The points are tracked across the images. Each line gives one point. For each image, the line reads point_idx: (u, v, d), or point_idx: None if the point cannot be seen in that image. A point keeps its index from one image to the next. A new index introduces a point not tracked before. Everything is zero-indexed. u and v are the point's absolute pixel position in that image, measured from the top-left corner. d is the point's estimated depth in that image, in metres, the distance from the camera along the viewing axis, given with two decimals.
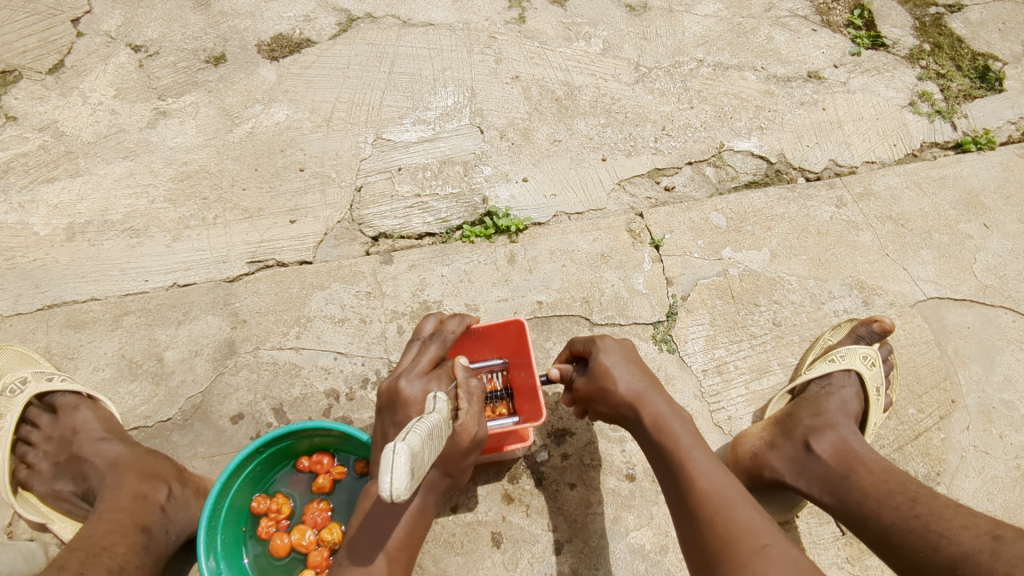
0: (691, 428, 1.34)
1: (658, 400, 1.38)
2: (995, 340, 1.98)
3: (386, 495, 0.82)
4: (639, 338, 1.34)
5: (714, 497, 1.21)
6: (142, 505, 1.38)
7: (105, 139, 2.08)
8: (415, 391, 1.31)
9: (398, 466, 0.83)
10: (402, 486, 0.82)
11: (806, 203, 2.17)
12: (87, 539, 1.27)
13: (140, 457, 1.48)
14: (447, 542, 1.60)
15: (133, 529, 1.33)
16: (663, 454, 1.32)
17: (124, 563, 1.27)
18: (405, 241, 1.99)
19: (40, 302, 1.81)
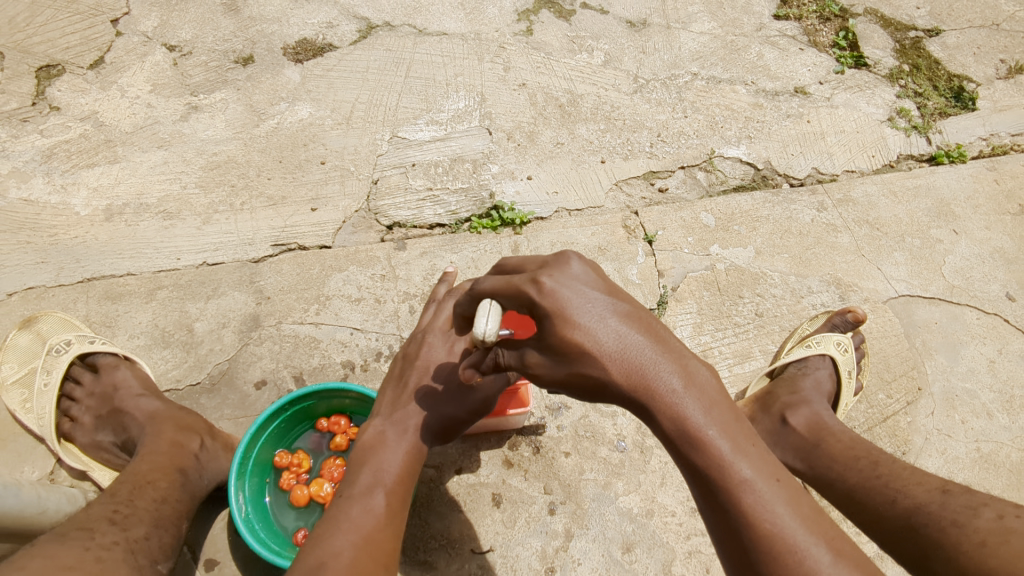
0: (701, 399, 1.01)
1: (670, 379, 1.02)
2: (960, 335, 2.14)
3: (480, 336, 1.10)
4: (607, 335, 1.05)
5: (738, 483, 0.95)
6: (178, 452, 1.52)
7: (142, 130, 2.24)
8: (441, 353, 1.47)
9: (492, 313, 1.12)
10: (494, 330, 1.11)
11: (789, 206, 2.34)
12: (133, 475, 1.45)
13: (175, 412, 1.61)
14: (452, 500, 1.75)
15: (172, 469, 1.49)
16: (688, 458, 0.99)
17: (165, 496, 1.44)
18: (418, 230, 2.15)
19: (80, 275, 1.95)
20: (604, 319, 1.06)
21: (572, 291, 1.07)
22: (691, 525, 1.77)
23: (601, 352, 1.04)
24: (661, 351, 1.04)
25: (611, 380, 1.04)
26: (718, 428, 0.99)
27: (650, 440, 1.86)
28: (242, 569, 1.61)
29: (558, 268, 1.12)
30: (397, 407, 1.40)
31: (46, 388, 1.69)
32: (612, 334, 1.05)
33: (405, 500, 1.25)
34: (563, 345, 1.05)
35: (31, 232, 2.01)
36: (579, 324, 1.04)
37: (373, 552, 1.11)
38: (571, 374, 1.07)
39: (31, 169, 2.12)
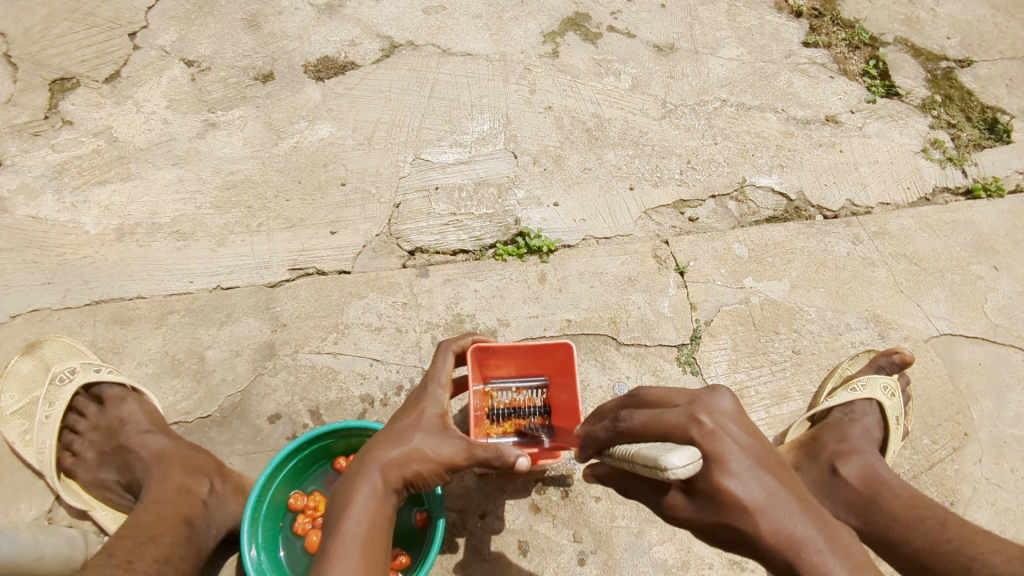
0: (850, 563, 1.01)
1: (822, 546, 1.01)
2: (1006, 378, 2.04)
3: (668, 470, 0.98)
4: (754, 492, 1.05)
5: None
6: (186, 498, 1.40)
7: (157, 147, 2.16)
8: (430, 404, 1.35)
9: (689, 461, 0.99)
10: (678, 470, 0.98)
11: (824, 238, 2.26)
12: (135, 528, 1.29)
13: (184, 452, 1.50)
14: (476, 548, 1.64)
15: (178, 520, 1.34)
16: None
17: (168, 555, 1.27)
18: (441, 257, 2.06)
19: (88, 297, 1.86)
20: (759, 476, 1.06)
21: (727, 436, 1.06)
22: None
23: (755, 512, 1.03)
24: (815, 527, 1.04)
25: (761, 542, 1.03)
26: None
27: None
28: None
29: (712, 405, 1.11)
30: (358, 454, 1.27)
31: (47, 420, 1.58)
32: (769, 494, 1.05)
33: (368, 558, 1.12)
34: (714, 494, 1.05)
35: (37, 251, 1.91)
36: (738, 479, 1.04)
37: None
38: (719, 523, 1.06)
39: (40, 185, 2.04)
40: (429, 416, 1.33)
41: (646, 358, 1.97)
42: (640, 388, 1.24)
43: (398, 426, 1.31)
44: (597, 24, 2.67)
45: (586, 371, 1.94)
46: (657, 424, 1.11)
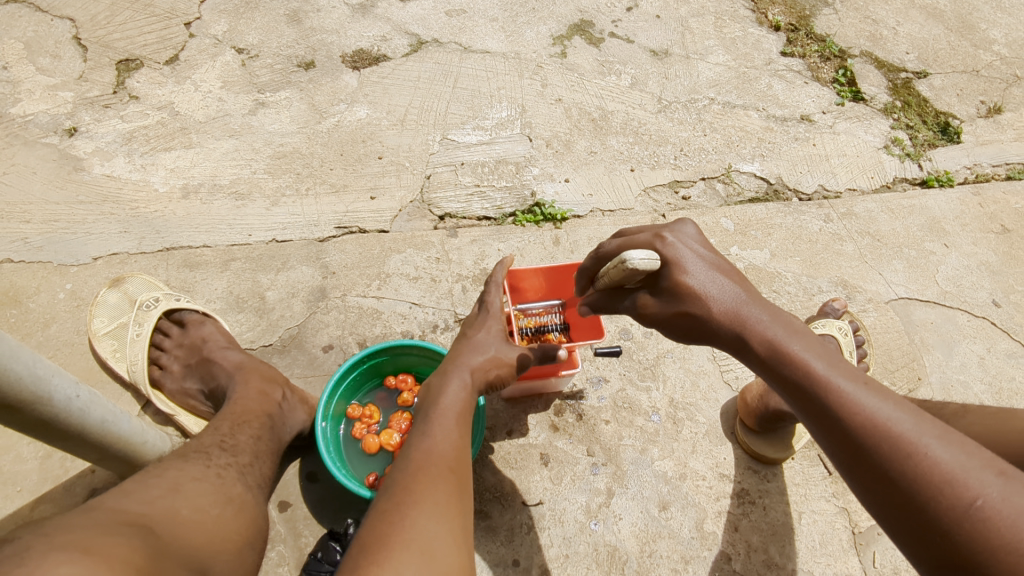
0: (789, 326, 1.18)
1: (768, 316, 1.20)
2: (953, 334, 2.38)
3: (629, 261, 1.23)
4: (707, 281, 1.26)
5: (828, 383, 1.05)
6: (265, 399, 1.63)
7: (214, 120, 2.43)
8: (494, 325, 1.61)
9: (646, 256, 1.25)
10: (638, 261, 1.23)
11: (799, 217, 2.59)
12: (231, 415, 1.54)
13: (259, 365, 1.74)
14: (504, 458, 1.91)
15: (262, 414, 1.58)
16: (785, 381, 1.12)
17: (259, 434, 1.53)
18: (468, 221, 2.35)
19: (160, 244, 2.11)
20: (716, 276, 1.27)
21: (686, 248, 1.29)
22: (720, 488, 1.95)
23: (707, 295, 1.25)
24: (757, 305, 1.22)
25: (713, 320, 1.24)
26: (802, 344, 1.14)
27: (682, 412, 2.06)
28: (312, 512, 1.74)
29: (677, 230, 1.34)
30: (445, 360, 1.51)
31: (138, 337, 1.82)
32: (724, 287, 1.25)
33: (461, 428, 1.35)
34: (675, 289, 1.27)
35: (114, 204, 2.16)
36: (693, 274, 1.26)
37: (433, 470, 1.22)
38: (680, 313, 1.28)
39: (113, 149, 2.29)
40: (495, 333, 1.60)
41: None
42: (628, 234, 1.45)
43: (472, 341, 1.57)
44: (600, 30, 3.01)
45: None
46: (628, 244, 1.32)
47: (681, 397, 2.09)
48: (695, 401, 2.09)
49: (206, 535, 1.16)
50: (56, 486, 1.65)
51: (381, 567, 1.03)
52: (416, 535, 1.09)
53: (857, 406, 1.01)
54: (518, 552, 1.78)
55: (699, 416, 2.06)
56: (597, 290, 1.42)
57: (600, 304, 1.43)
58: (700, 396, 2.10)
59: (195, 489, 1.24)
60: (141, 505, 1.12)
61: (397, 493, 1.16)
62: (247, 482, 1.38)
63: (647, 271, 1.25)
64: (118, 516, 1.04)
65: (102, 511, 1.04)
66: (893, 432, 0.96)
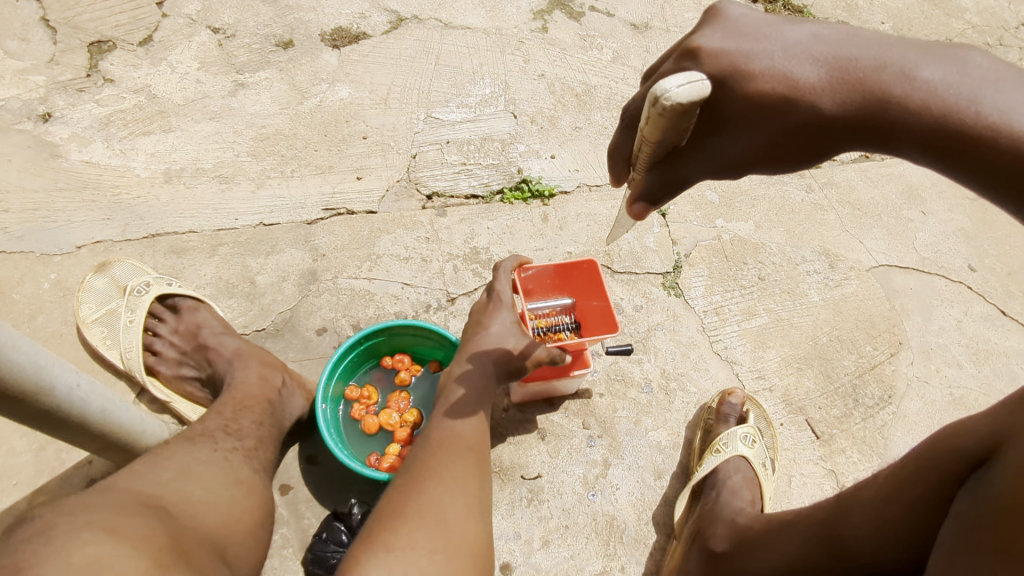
0: (931, 84, 0.99)
1: (905, 81, 0.99)
2: (932, 299, 2.44)
3: (666, 91, 0.90)
4: (805, 73, 1.00)
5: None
6: (266, 384, 1.63)
7: (193, 103, 2.38)
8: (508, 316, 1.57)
9: (688, 81, 0.92)
10: (674, 89, 0.91)
11: (781, 187, 2.63)
12: (233, 401, 1.54)
13: (257, 349, 1.73)
14: (502, 434, 1.93)
15: (264, 400, 1.58)
16: (976, 137, 0.97)
17: (261, 419, 1.53)
18: (455, 200, 2.34)
19: (145, 231, 2.07)
20: (806, 54, 1.01)
21: (742, 44, 1.01)
22: None
23: (811, 86, 1.00)
24: (870, 72, 1.00)
25: (840, 113, 1.00)
26: (960, 87, 0.97)
27: (674, 383, 2.10)
28: (314, 493, 1.76)
29: (704, 30, 1.05)
30: (463, 348, 1.53)
31: (131, 324, 1.80)
32: (826, 66, 1.00)
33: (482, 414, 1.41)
34: (763, 101, 1.00)
35: (94, 191, 2.12)
36: (777, 75, 1.00)
37: (455, 447, 1.29)
38: (787, 129, 1.02)
39: (90, 134, 2.23)
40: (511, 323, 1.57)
41: (637, 283, 2.27)
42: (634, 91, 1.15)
43: (487, 332, 1.53)
44: (580, 4, 2.99)
45: None
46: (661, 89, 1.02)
47: (672, 368, 2.12)
48: (686, 371, 2.13)
49: (219, 517, 1.16)
50: (53, 477, 1.64)
51: (397, 535, 1.09)
52: (437, 509, 1.15)
53: None
54: (519, 525, 1.81)
55: (691, 386, 2.10)
56: (648, 168, 1.12)
57: (660, 185, 1.13)
58: (691, 366, 2.14)
59: (203, 471, 1.24)
60: (154, 485, 1.12)
61: (420, 467, 1.24)
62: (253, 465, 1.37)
63: (697, 100, 0.93)
64: (132, 497, 1.04)
65: (117, 492, 1.04)
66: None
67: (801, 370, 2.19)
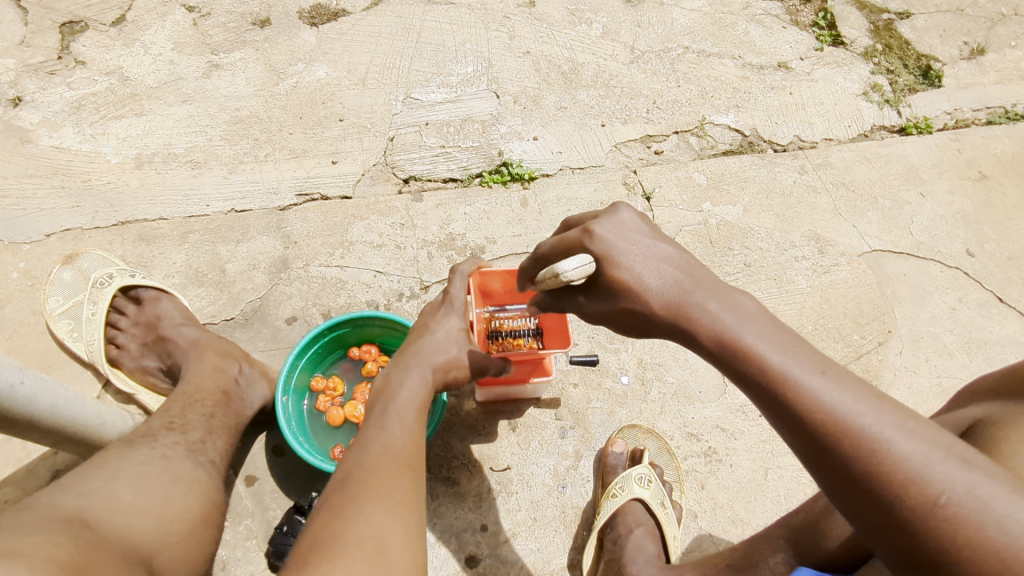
0: (734, 309, 0.99)
1: (710, 302, 1.00)
2: (926, 286, 2.37)
3: (561, 274, 1.06)
4: (650, 278, 1.05)
5: (786, 383, 0.92)
6: (222, 376, 1.61)
7: (166, 85, 2.33)
8: (455, 321, 1.59)
9: (585, 262, 1.08)
10: (572, 270, 1.07)
11: (773, 169, 2.54)
12: (184, 396, 1.53)
13: (216, 341, 1.71)
14: (472, 425, 1.92)
15: (218, 392, 1.57)
16: (743, 380, 0.96)
17: (213, 412, 1.52)
18: (433, 184, 2.29)
19: (115, 218, 2.05)
20: (654, 261, 1.06)
21: (618, 236, 1.08)
22: (687, 447, 1.97)
23: (644, 289, 1.04)
24: (702, 286, 1.03)
25: (656, 318, 1.04)
26: (760, 337, 0.96)
27: (650, 372, 2.06)
28: (280, 485, 1.75)
29: (611, 215, 1.12)
30: (406, 354, 1.51)
31: (94, 316, 1.80)
32: (665, 275, 1.05)
33: (419, 425, 1.38)
34: (609, 285, 1.08)
35: (64, 177, 2.09)
36: (627, 267, 1.05)
37: (389, 464, 1.25)
38: (620, 310, 1.09)
39: (60, 119, 2.20)
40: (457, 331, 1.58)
41: None
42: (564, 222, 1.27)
43: (433, 336, 1.54)
44: None
45: None
46: (561, 243, 1.14)
47: (650, 357, 2.08)
48: (664, 361, 2.09)
49: (146, 524, 1.15)
50: (18, 469, 1.65)
51: (331, 564, 1.07)
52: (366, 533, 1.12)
53: (819, 405, 0.89)
54: (486, 517, 1.81)
55: (668, 376, 2.06)
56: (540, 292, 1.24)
57: (550, 303, 1.24)
58: (669, 356, 2.09)
59: (137, 474, 1.24)
60: (77, 498, 1.12)
61: (353, 486, 1.20)
62: (198, 460, 1.37)
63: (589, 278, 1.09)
64: (52, 513, 1.04)
65: (34, 509, 1.04)
66: (853, 428, 0.87)
67: None
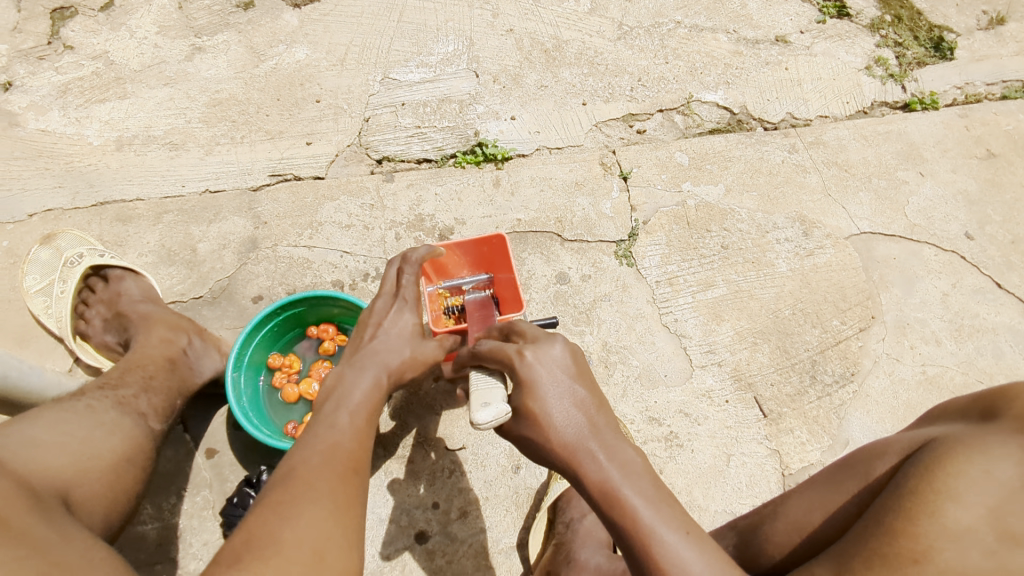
0: (622, 462, 1.07)
1: (599, 455, 1.07)
2: (917, 270, 2.26)
3: (475, 425, 1.16)
4: (558, 414, 1.12)
5: (648, 534, 1.00)
6: (167, 346, 1.67)
7: (149, 69, 2.38)
8: (410, 318, 1.52)
9: (500, 414, 1.16)
10: (485, 422, 1.16)
11: (761, 147, 2.44)
12: (126, 363, 1.59)
13: (167, 316, 1.76)
14: (430, 404, 1.94)
15: (162, 359, 1.63)
16: (610, 525, 1.04)
17: (154, 375, 1.58)
18: (406, 164, 2.29)
19: (94, 198, 2.12)
20: (566, 402, 1.13)
21: (545, 369, 1.16)
22: (647, 431, 1.96)
23: (549, 425, 1.12)
24: (598, 435, 1.10)
25: (551, 453, 1.12)
26: (638, 493, 1.03)
27: (614, 356, 2.04)
28: (237, 459, 1.80)
29: (543, 347, 1.20)
30: (359, 352, 1.43)
31: (64, 294, 1.86)
32: (572, 416, 1.12)
33: (370, 427, 1.28)
34: (521, 411, 1.16)
35: (48, 159, 2.17)
36: (541, 399, 1.14)
37: (335, 465, 1.15)
38: (523, 435, 1.17)
39: (47, 103, 2.28)
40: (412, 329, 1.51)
41: (587, 252, 2.18)
42: (510, 324, 1.35)
43: (387, 334, 1.47)
44: None
45: (532, 263, 2.16)
46: (498, 353, 1.23)
47: (615, 341, 2.06)
48: (629, 344, 2.06)
49: (65, 460, 1.19)
50: None
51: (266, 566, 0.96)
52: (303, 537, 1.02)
53: (671, 566, 0.98)
54: (439, 495, 1.83)
55: (633, 360, 2.04)
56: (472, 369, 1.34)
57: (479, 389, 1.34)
58: (635, 339, 2.07)
59: (63, 418, 1.29)
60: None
61: (296, 485, 1.09)
62: (126, 410, 1.43)
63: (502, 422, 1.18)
64: None
65: None
66: None
67: (755, 344, 2.10)
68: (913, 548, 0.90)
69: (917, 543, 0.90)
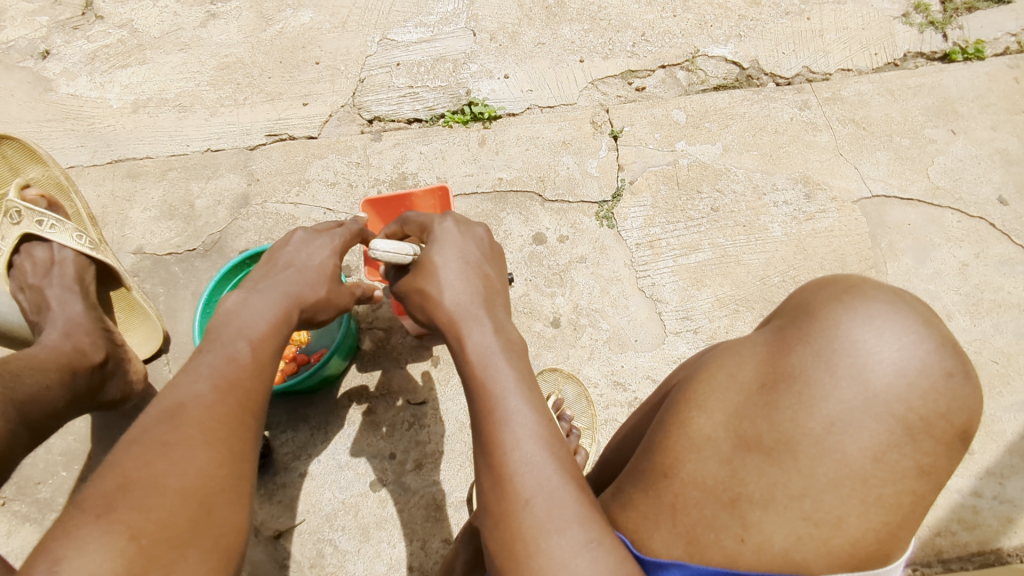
0: (505, 340, 1.15)
1: (481, 327, 1.16)
2: (934, 238, 2.06)
3: (372, 249, 1.34)
4: (453, 280, 1.24)
5: (506, 409, 1.04)
6: (78, 356, 1.60)
7: (167, 35, 2.53)
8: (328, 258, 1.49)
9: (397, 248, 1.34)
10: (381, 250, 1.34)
11: (769, 104, 2.28)
12: (27, 359, 1.51)
13: (87, 319, 1.70)
14: (396, 357, 1.99)
15: (64, 368, 1.55)
16: (473, 395, 1.09)
17: (50, 383, 1.49)
18: (395, 124, 2.32)
19: (110, 157, 2.30)
20: (463, 271, 1.26)
21: (453, 238, 1.33)
22: (611, 396, 1.92)
23: (445, 281, 1.24)
24: (487, 310, 1.20)
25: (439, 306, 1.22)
26: (511, 370, 1.09)
27: (584, 318, 2.00)
28: None
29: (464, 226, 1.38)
30: (266, 280, 1.34)
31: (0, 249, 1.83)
32: (466, 283, 1.24)
33: (273, 360, 1.22)
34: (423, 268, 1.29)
35: (74, 121, 2.37)
36: (445, 258, 1.28)
37: (233, 400, 1.08)
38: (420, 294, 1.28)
39: (78, 69, 2.47)
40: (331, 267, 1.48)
41: (567, 213, 2.14)
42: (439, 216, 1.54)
43: (300, 269, 1.41)
44: None
45: (510, 223, 2.14)
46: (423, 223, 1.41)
47: (586, 303, 2.02)
48: (602, 307, 2.02)
49: None
50: None
51: (144, 520, 0.89)
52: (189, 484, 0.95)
53: (517, 443, 1.00)
54: (395, 446, 1.89)
55: (603, 323, 2.00)
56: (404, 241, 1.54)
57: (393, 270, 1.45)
58: (607, 302, 2.02)
59: None
60: None
61: (185, 425, 1.00)
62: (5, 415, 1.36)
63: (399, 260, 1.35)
64: None
65: None
66: (530, 472, 0.98)
67: (737, 312, 2.00)
68: (664, 462, 1.02)
69: (666, 457, 1.02)
